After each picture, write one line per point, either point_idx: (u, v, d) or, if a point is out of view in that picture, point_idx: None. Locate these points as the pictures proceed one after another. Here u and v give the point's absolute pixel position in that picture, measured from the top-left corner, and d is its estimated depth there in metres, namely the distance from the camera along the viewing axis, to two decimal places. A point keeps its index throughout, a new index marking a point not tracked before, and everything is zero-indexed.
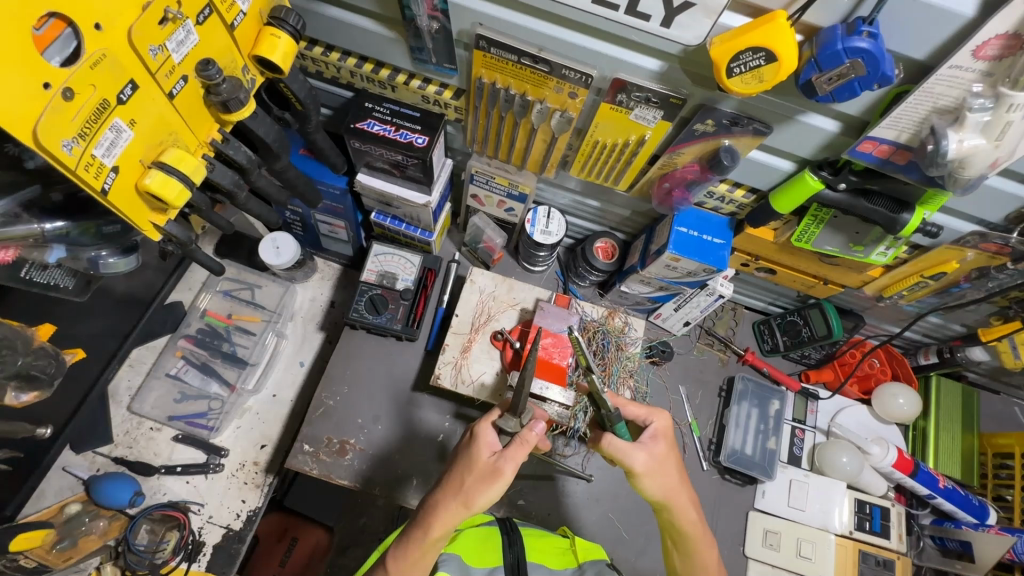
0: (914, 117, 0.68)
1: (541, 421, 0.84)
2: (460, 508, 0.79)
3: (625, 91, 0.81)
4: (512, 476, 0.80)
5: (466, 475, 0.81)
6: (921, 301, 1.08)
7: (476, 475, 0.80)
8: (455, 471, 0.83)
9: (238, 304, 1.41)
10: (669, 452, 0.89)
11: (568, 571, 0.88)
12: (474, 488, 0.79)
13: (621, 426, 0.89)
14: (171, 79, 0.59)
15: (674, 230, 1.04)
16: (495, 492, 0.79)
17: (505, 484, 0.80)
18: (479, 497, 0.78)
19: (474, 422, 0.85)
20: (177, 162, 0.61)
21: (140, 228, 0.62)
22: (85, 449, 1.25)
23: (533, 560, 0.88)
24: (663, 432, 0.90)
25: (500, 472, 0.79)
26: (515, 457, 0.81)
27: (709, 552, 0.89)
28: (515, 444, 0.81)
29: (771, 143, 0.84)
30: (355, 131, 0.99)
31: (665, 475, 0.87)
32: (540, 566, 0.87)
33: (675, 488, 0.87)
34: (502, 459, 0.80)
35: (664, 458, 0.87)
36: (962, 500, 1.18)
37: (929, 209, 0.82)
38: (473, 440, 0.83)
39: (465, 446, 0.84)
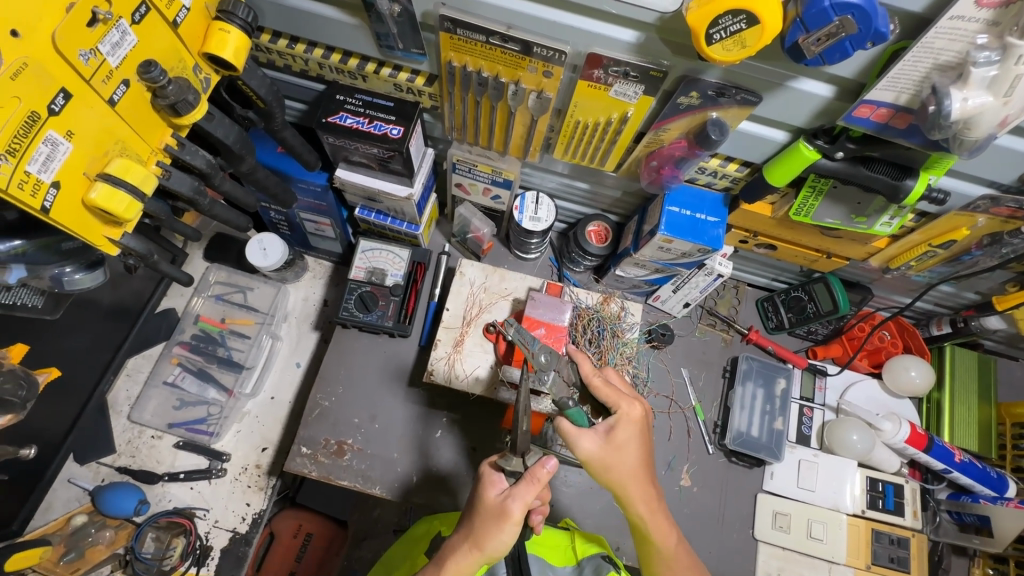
0: (914, 76, 0.63)
1: (553, 456, 0.81)
2: (472, 554, 0.77)
3: (602, 66, 0.77)
4: (522, 518, 0.77)
5: (475, 517, 0.79)
6: (931, 270, 1.03)
7: (485, 516, 0.78)
8: (469, 514, 0.82)
9: (231, 308, 1.39)
10: (626, 442, 0.84)
11: (568, 569, 0.87)
12: (484, 530, 0.77)
13: (575, 412, 0.87)
14: (110, 84, 0.56)
15: (665, 210, 0.99)
16: (504, 534, 0.76)
17: (516, 525, 0.77)
18: (488, 540, 0.76)
19: (484, 464, 0.84)
20: (123, 172, 0.58)
21: (94, 243, 0.60)
22: (89, 460, 1.25)
23: (533, 554, 0.88)
24: (625, 424, 0.85)
25: (508, 513, 0.77)
26: (523, 496, 0.78)
27: (672, 540, 0.86)
28: (524, 482, 0.79)
29: (761, 113, 0.79)
30: (328, 126, 0.95)
31: (617, 465, 0.83)
32: (539, 560, 0.88)
33: (627, 482, 0.84)
34: (511, 499, 0.77)
35: (615, 454, 0.83)
36: (979, 474, 1.13)
37: (935, 173, 0.77)
38: (480, 483, 0.82)
39: (475, 489, 0.83)
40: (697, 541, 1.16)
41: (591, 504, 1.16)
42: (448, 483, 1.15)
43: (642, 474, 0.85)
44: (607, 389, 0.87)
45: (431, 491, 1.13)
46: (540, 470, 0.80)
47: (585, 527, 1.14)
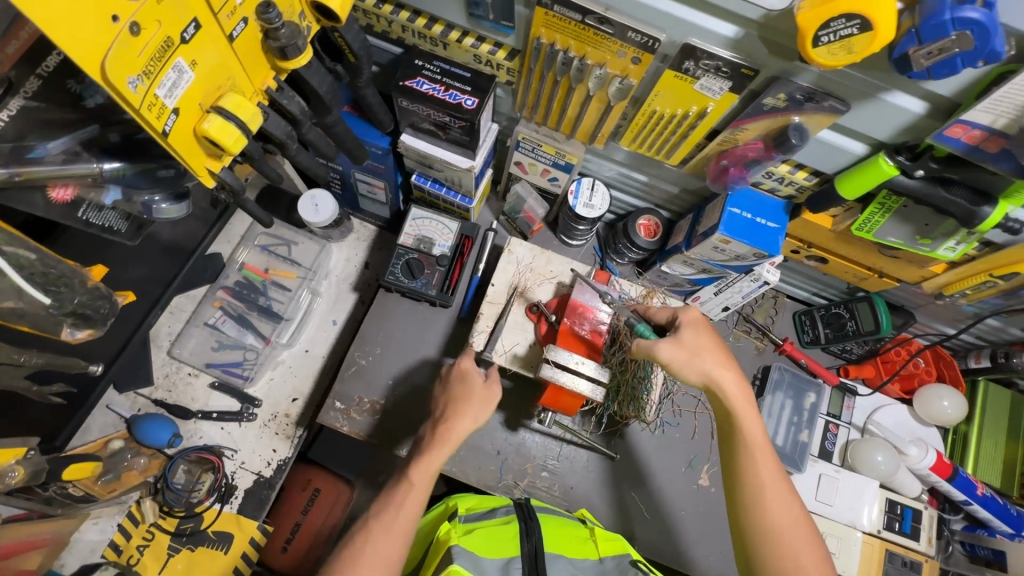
0: (1018, 100, 0.62)
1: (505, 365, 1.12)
2: (466, 425, 0.97)
3: (693, 59, 0.77)
4: (488, 402, 1.01)
5: (467, 397, 0.99)
6: (983, 301, 1.02)
7: (476, 400, 0.99)
8: (451, 399, 1.00)
9: (275, 259, 1.43)
10: (700, 340, 0.92)
11: (589, 563, 0.89)
12: (472, 406, 0.99)
13: (641, 326, 0.99)
14: (232, 20, 0.57)
15: (726, 211, 0.99)
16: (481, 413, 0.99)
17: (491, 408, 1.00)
18: (479, 416, 0.98)
19: (460, 360, 1.04)
20: (235, 108, 0.60)
21: (196, 173, 0.62)
22: (128, 390, 1.30)
23: (553, 550, 0.88)
24: (691, 322, 0.94)
25: (492, 394, 1.01)
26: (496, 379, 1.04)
27: (785, 502, 0.83)
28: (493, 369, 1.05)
29: (846, 123, 0.79)
30: (404, 89, 0.97)
31: (699, 359, 0.90)
32: (561, 558, 0.87)
33: (727, 382, 0.89)
34: (493, 379, 1.03)
35: (725, 354, 0.91)
36: (999, 509, 1.15)
37: (1014, 203, 0.76)
38: (463, 374, 1.02)
39: (461, 376, 1.02)
40: (709, 539, 1.18)
41: (610, 492, 1.19)
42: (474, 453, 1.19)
43: (722, 355, 0.91)
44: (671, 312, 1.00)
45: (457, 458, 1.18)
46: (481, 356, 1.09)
47: (601, 512, 1.17)
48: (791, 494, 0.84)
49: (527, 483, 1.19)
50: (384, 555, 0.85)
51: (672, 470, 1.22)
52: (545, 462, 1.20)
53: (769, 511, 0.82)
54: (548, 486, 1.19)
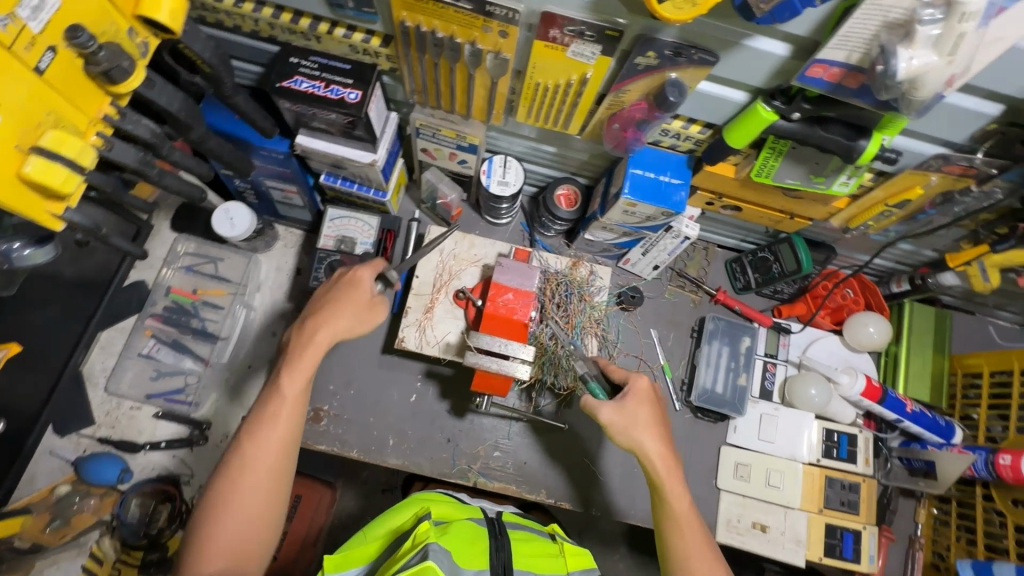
0: (864, 35, 0.62)
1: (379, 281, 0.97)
2: (332, 334, 0.89)
3: (558, 26, 0.74)
4: (364, 318, 0.92)
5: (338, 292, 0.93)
6: (888, 229, 1.04)
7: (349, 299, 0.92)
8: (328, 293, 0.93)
9: (203, 278, 1.39)
10: (639, 406, 0.95)
11: None
12: (342, 295, 0.92)
13: (594, 385, 0.99)
14: (34, 52, 0.53)
15: (629, 173, 0.98)
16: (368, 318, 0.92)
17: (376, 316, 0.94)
18: (345, 310, 0.90)
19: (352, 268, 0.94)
20: (58, 145, 0.56)
21: (37, 219, 0.59)
22: (69, 432, 1.27)
23: (521, 567, 0.85)
24: (637, 393, 0.96)
25: (371, 298, 0.93)
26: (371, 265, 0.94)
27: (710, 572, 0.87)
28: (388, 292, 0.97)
29: (720, 73, 0.78)
30: (282, 91, 0.93)
31: (633, 427, 0.94)
32: (531, 575, 0.85)
33: (658, 463, 0.93)
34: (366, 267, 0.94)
35: (667, 443, 0.95)
36: (929, 423, 1.21)
37: (888, 134, 0.77)
38: (351, 281, 0.93)
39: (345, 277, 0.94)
40: None
41: (563, 461, 1.22)
42: (425, 443, 1.21)
43: (655, 427, 0.95)
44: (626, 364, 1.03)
45: (408, 451, 1.20)
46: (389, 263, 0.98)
47: (556, 481, 1.20)
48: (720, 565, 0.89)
49: (481, 465, 1.21)
50: (260, 475, 0.80)
51: None
52: (496, 442, 1.22)
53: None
54: (503, 464, 1.21)
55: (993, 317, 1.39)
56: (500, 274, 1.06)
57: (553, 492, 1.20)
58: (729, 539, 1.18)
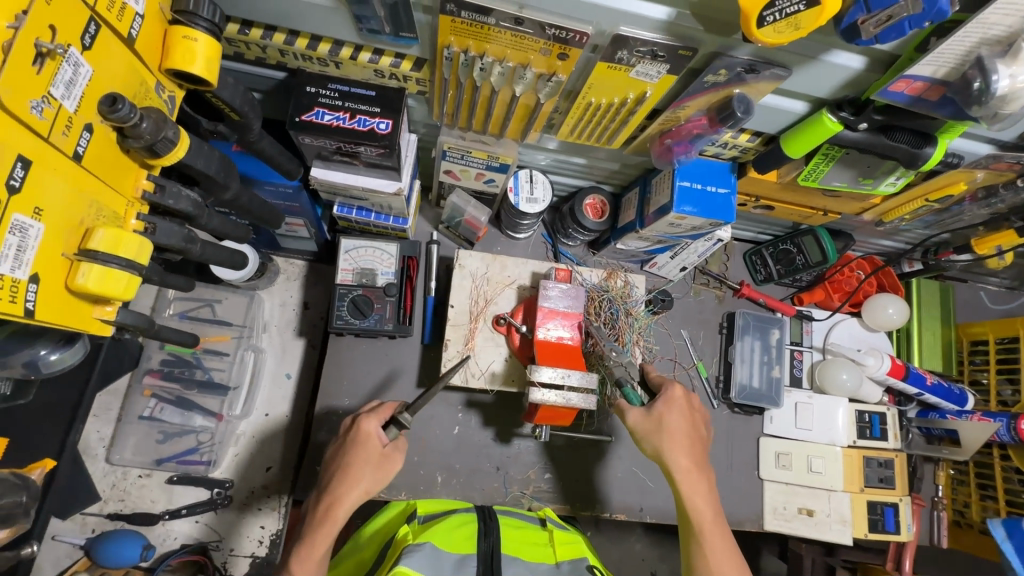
0: (959, 51, 0.61)
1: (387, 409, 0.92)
2: (350, 508, 0.84)
3: (627, 47, 0.69)
4: (382, 468, 0.87)
5: (352, 451, 0.86)
6: (918, 219, 1.07)
7: (363, 456, 0.86)
8: (342, 450, 0.87)
9: (201, 325, 1.26)
10: (669, 409, 0.94)
11: (545, 566, 0.87)
12: (353, 458, 0.86)
13: (630, 390, 0.98)
14: (71, 136, 0.45)
15: (677, 185, 0.95)
16: (383, 473, 0.86)
17: (389, 470, 0.87)
18: (359, 469, 0.85)
19: (360, 421, 0.88)
20: (113, 245, 0.48)
21: (86, 329, 0.51)
22: (73, 513, 1.15)
23: (509, 553, 0.86)
24: (669, 399, 0.95)
25: (385, 458, 0.87)
26: (378, 415, 0.90)
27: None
28: (399, 436, 0.91)
29: (786, 86, 0.75)
30: (303, 125, 0.83)
31: (664, 432, 0.92)
32: (516, 561, 0.85)
33: (686, 468, 0.92)
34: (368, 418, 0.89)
35: (696, 449, 0.94)
36: (946, 392, 1.28)
37: (948, 138, 0.77)
38: (359, 435, 0.87)
39: (351, 434, 0.88)
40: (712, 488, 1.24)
41: (614, 473, 1.21)
42: (475, 475, 1.16)
43: (688, 434, 0.94)
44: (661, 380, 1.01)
45: (459, 485, 1.15)
46: (397, 406, 0.92)
47: (610, 495, 1.19)
48: (743, 568, 0.88)
49: (533, 489, 1.18)
50: None
51: None
52: (545, 464, 1.20)
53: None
54: (555, 485, 1.19)
55: (986, 283, 1.48)
56: (545, 298, 1.03)
57: (609, 506, 1.19)
58: (777, 527, 1.22)
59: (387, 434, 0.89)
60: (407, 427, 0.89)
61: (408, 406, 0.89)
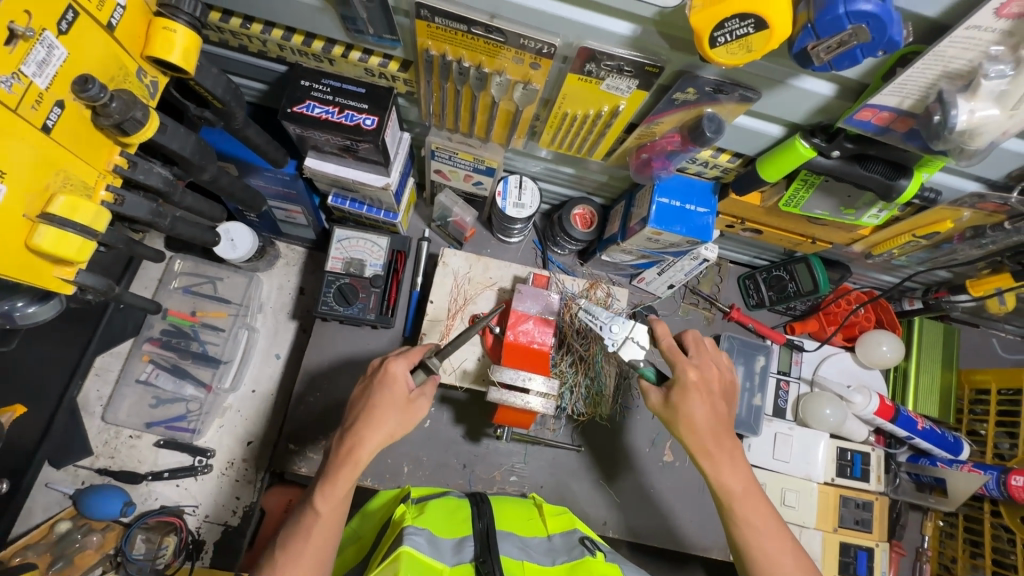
0: (921, 83, 0.60)
1: (418, 351, 0.93)
2: (371, 450, 0.83)
3: (594, 60, 0.71)
4: (408, 411, 0.87)
5: (379, 392, 0.86)
6: (910, 255, 1.04)
7: (391, 397, 0.86)
8: (366, 394, 0.88)
9: (201, 300, 1.33)
10: (684, 397, 0.88)
11: (537, 538, 0.91)
12: (380, 400, 0.85)
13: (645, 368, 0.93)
14: (41, 109, 0.51)
15: (655, 201, 0.95)
16: (410, 420, 0.87)
17: (415, 415, 0.88)
18: (384, 409, 0.85)
19: (388, 362, 0.89)
20: (71, 212, 0.55)
21: (47, 285, 0.59)
22: (66, 464, 1.23)
23: (503, 528, 0.90)
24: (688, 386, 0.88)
25: (413, 404, 0.87)
26: (405, 358, 0.90)
27: (779, 547, 0.85)
28: (426, 382, 0.92)
29: (759, 108, 0.75)
30: (293, 116, 0.88)
31: (694, 422, 0.88)
32: (513, 535, 0.89)
33: (714, 450, 0.87)
34: (397, 360, 0.89)
35: (722, 425, 0.89)
36: (938, 439, 1.21)
37: (927, 172, 0.76)
38: (386, 378, 0.87)
39: (378, 376, 0.88)
40: (679, 510, 1.21)
41: (582, 484, 1.21)
42: (441, 470, 1.18)
43: (711, 418, 0.88)
44: (673, 348, 0.92)
45: (423, 479, 1.17)
46: (426, 352, 0.94)
47: (574, 505, 1.19)
48: (789, 539, 0.87)
49: (497, 489, 1.19)
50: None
51: (637, 453, 1.24)
52: (512, 467, 1.20)
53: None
54: (520, 490, 1.19)
55: (998, 330, 1.41)
56: (517, 301, 1.04)
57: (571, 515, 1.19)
58: None
59: (414, 379, 0.90)
60: (435, 373, 0.91)
61: (437, 352, 0.93)
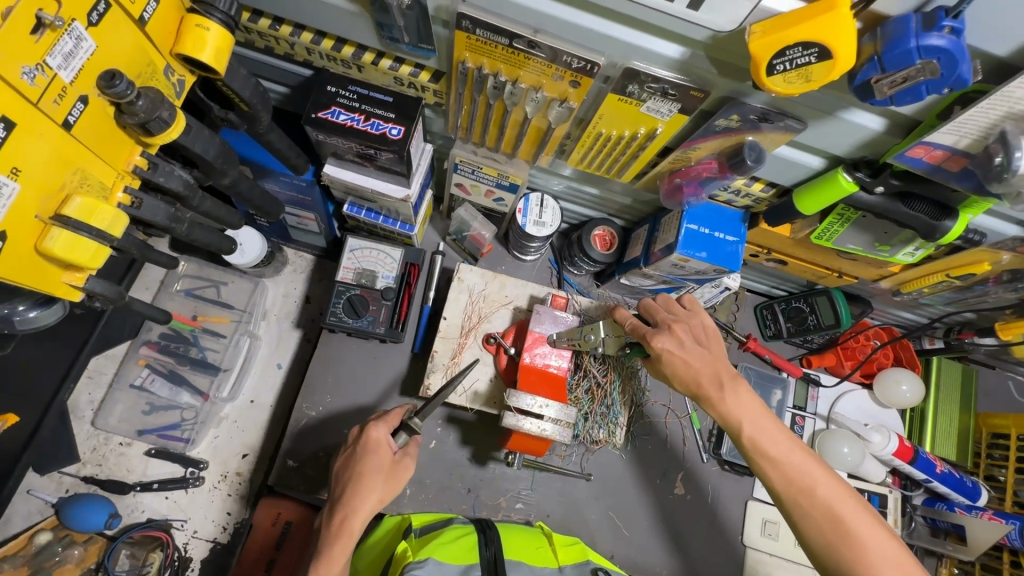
0: (983, 123, 0.57)
1: (396, 412, 0.89)
2: (365, 518, 0.80)
3: (638, 82, 0.69)
4: (396, 472, 0.84)
5: (364, 459, 0.83)
6: (939, 294, 1.01)
7: (377, 463, 0.82)
8: (349, 464, 0.84)
9: (203, 304, 1.29)
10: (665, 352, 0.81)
11: (548, 571, 0.86)
12: (368, 468, 0.82)
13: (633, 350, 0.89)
14: (63, 104, 0.48)
15: (684, 227, 0.93)
16: (400, 482, 0.84)
17: (404, 478, 0.85)
18: (373, 475, 0.81)
19: (369, 428, 0.85)
20: (87, 215, 0.52)
21: (54, 291, 0.55)
22: (50, 470, 1.17)
23: (510, 557, 0.86)
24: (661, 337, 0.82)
25: (400, 468, 0.84)
26: (385, 422, 0.86)
27: (825, 483, 0.74)
28: (409, 442, 0.88)
29: (802, 139, 0.73)
30: (317, 122, 0.84)
31: (685, 365, 0.80)
32: (523, 565, 0.85)
33: (713, 386, 0.79)
34: (377, 425, 0.86)
35: (716, 360, 0.81)
36: (957, 483, 1.18)
37: (972, 213, 0.74)
38: (369, 445, 0.84)
39: (360, 444, 0.85)
40: (688, 546, 1.17)
41: (589, 514, 1.16)
42: (444, 494, 1.13)
43: (698, 356, 0.81)
44: (636, 324, 0.86)
45: (424, 503, 1.12)
46: (405, 413, 0.90)
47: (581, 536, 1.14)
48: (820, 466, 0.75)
49: (502, 517, 1.14)
50: None
51: (648, 484, 1.20)
52: (518, 494, 1.16)
53: (856, 537, 0.71)
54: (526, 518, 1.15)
55: (1015, 373, 1.38)
56: (534, 321, 1.01)
57: None
58: None
59: (396, 440, 0.86)
60: (418, 433, 0.87)
61: (418, 410, 0.87)
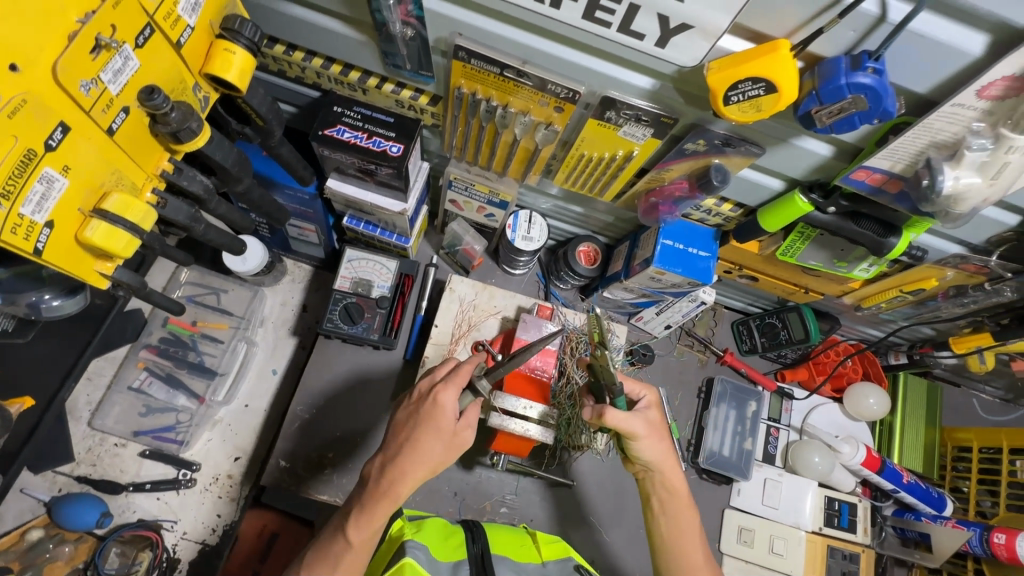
0: (912, 150, 0.66)
1: (472, 365, 0.86)
2: (412, 484, 0.81)
3: (614, 108, 0.77)
4: (453, 442, 0.83)
5: (425, 420, 0.82)
6: (897, 310, 1.09)
7: (436, 429, 0.81)
8: (410, 422, 0.83)
9: (203, 310, 1.34)
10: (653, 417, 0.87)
11: (530, 566, 0.90)
12: (423, 433, 0.81)
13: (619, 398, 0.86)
14: (109, 113, 0.55)
15: (659, 243, 1.00)
16: (456, 450, 0.84)
17: (460, 444, 0.84)
18: (427, 444, 0.81)
19: (438, 391, 0.82)
20: (122, 210, 0.59)
21: (86, 278, 0.61)
22: (44, 469, 1.19)
23: (496, 551, 0.89)
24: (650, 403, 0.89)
25: (459, 436, 0.83)
26: (453, 387, 0.83)
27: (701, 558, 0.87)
28: (471, 405, 0.86)
29: (762, 163, 0.81)
30: (323, 138, 0.92)
31: (653, 443, 0.87)
32: (506, 560, 0.89)
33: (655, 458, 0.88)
34: (443, 390, 0.82)
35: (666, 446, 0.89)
36: (923, 493, 1.23)
37: (915, 232, 0.82)
38: (436, 406, 0.82)
39: (428, 402, 0.82)
40: None
41: (571, 519, 1.20)
42: (431, 497, 1.17)
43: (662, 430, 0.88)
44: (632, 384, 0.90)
45: (412, 505, 1.16)
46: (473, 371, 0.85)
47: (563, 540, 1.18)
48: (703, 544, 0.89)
49: (487, 520, 1.18)
50: None
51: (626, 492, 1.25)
52: (503, 498, 1.20)
53: None
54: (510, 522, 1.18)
55: (978, 391, 1.46)
56: (523, 328, 1.07)
57: None
58: None
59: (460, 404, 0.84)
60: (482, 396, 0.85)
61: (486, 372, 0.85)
